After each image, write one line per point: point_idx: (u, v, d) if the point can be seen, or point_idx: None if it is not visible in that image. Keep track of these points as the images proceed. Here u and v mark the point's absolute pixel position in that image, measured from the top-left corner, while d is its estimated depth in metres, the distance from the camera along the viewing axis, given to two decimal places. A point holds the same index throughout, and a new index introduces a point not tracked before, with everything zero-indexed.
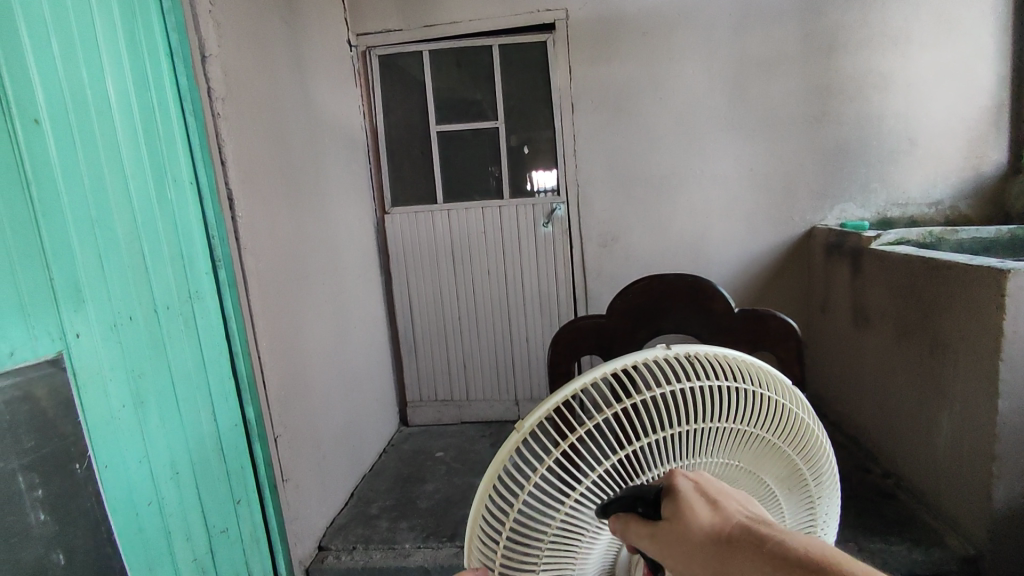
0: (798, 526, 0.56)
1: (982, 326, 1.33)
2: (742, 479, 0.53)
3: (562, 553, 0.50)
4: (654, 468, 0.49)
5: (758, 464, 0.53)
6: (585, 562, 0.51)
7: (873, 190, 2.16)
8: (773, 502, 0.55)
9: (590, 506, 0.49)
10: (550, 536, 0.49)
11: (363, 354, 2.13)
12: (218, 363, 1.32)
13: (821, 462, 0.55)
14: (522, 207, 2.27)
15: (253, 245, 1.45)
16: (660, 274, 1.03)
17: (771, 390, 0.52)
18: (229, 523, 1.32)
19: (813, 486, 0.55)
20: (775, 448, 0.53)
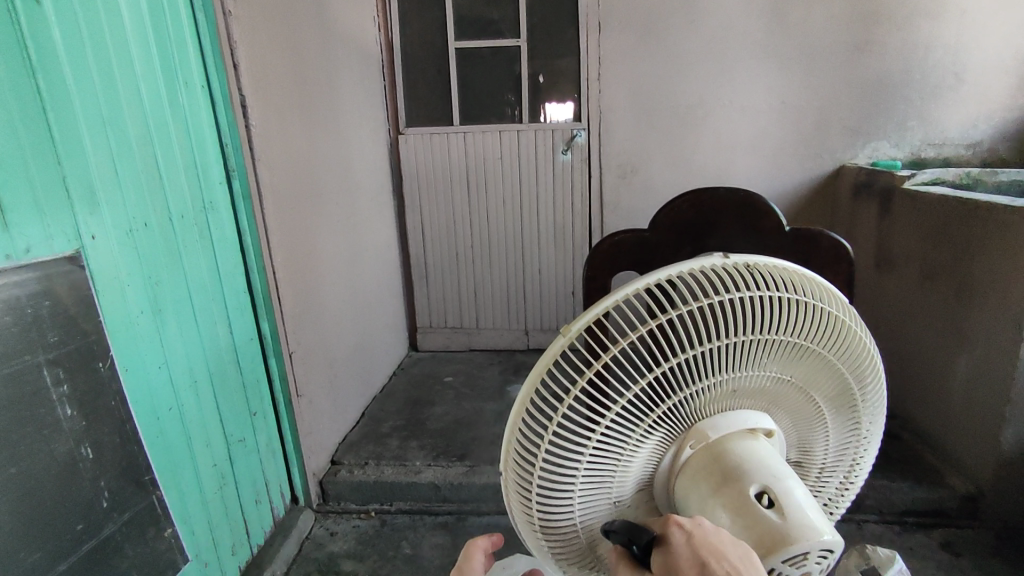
0: (841, 445, 0.55)
1: (1015, 270, 1.29)
2: (789, 396, 0.51)
3: (603, 465, 0.47)
4: (706, 379, 0.47)
5: (807, 381, 0.51)
6: (626, 478, 0.48)
7: (909, 128, 2.07)
8: (819, 419, 0.53)
9: (636, 416, 0.46)
10: (593, 446, 0.46)
11: (375, 278, 2.12)
12: (233, 276, 1.31)
13: (868, 383, 0.53)
14: (541, 133, 2.20)
15: (267, 156, 1.40)
16: (712, 189, 0.89)
17: (827, 304, 0.50)
18: (246, 433, 1.35)
19: (860, 404, 0.53)
20: (826, 364, 0.51)
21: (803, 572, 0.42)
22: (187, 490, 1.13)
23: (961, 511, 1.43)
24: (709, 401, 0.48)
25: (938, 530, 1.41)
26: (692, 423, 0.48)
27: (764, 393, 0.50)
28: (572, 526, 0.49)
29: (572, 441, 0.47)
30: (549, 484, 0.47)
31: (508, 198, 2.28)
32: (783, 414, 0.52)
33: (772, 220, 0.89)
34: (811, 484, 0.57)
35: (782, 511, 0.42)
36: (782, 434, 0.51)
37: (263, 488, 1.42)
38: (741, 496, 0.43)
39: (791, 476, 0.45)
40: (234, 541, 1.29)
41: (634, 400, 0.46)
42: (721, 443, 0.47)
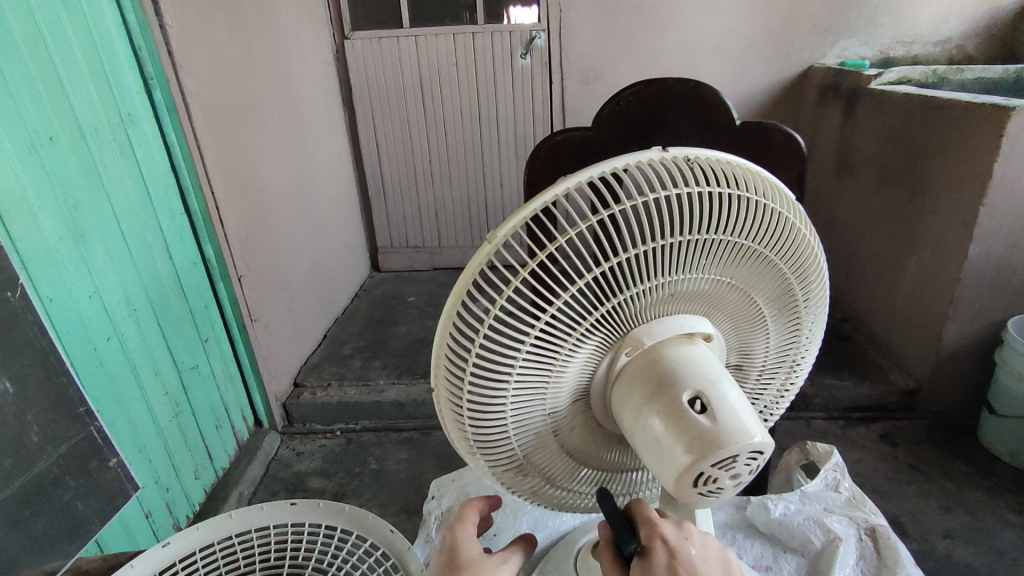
0: (782, 347, 0.54)
1: (970, 171, 1.28)
2: (728, 301, 0.49)
3: (535, 376, 0.45)
4: (643, 284, 0.44)
5: (748, 284, 0.49)
6: (560, 388, 0.46)
7: (880, 24, 1.99)
8: (760, 322, 0.52)
9: (568, 324, 0.44)
10: (522, 357, 0.44)
11: (329, 197, 2.02)
12: (166, 198, 1.22)
13: (814, 283, 0.51)
14: (497, 35, 2.05)
15: (190, 63, 1.27)
16: (659, 79, 0.78)
17: (773, 200, 0.47)
18: (199, 360, 1.31)
19: (803, 304, 0.52)
20: (769, 265, 0.49)
21: (732, 474, 0.41)
22: (138, 420, 1.10)
23: (900, 405, 1.51)
24: (644, 306, 0.46)
25: (879, 423, 1.49)
26: (627, 330, 0.46)
27: (704, 298, 0.48)
28: (507, 441, 0.48)
29: (501, 353, 0.44)
30: (480, 397, 0.45)
31: (466, 108, 2.16)
32: (723, 318, 0.50)
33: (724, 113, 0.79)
34: (752, 386, 0.56)
35: (713, 415, 0.41)
36: (721, 337, 0.50)
37: (224, 413, 1.41)
38: (672, 400, 0.42)
39: (726, 379, 0.43)
40: (196, 465, 1.29)
41: (566, 306, 0.43)
42: (656, 349, 0.45)
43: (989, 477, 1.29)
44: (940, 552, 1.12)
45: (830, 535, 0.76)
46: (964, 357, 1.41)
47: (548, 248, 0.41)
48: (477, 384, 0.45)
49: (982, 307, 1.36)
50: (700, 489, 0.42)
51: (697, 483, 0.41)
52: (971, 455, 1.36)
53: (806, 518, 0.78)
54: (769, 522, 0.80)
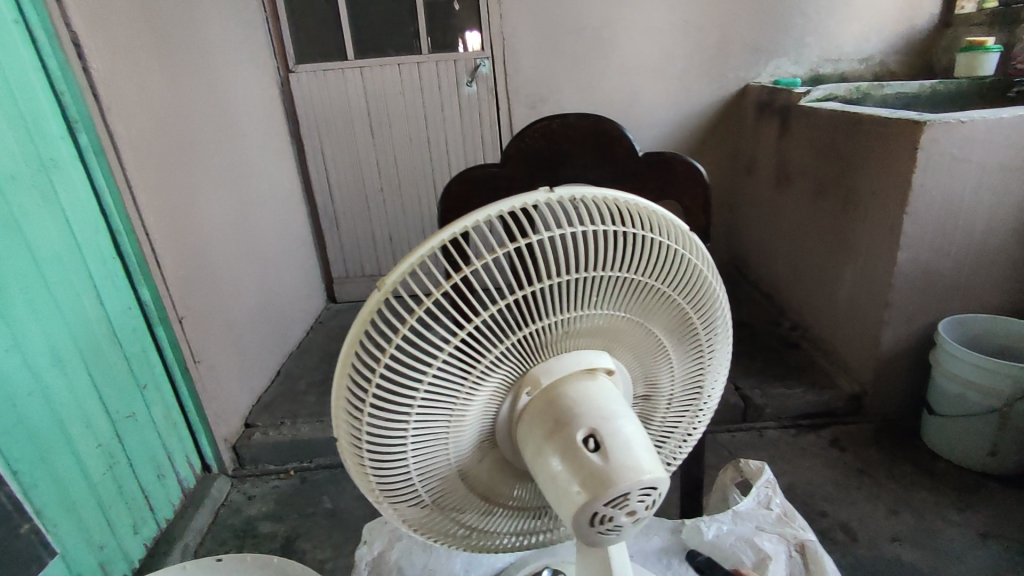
0: (687, 377, 0.55)
1: (891, 181, 1.34)
2: (627, 334, 0.50)
3: (435, 423, 0.45)
4: (536, 325, 0.44)
5: (647, 317, 0.50)
6: (462, 431, 0.46)
7: (808, 44, 2.08)
8: (661, 353, 0.53)
9: (464, 366, 0.43)
10: (418, 404, 0.43)
11: (278, 231, 1.99)
12: (96, 242, 1.19)
13: (714, 315, 0.52)
14: (442, 63, 2.06)
15: (119, 104, 1.24)
16: (561, 117, 0.73)
17: (662, 234, 0.47)
18: (136, 408, 1.27)
19: (703, 335, 0.53)
20: (666, 298, 0.49)
21: (626, 511, 0.41)
22: (65, 476, 1.06)
23: (847, 410, 1.54)
24: (540, 345, 0.46)
25: (829, 429, 1.52)
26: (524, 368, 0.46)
27: (602, 332, 0.49)
28: (416, 491, 0.47)
29: (396, 401, 0.43)
30: (380, 442, 0.44)
31: (414, 136, 2.16)
32: (625, 348, 0.51)
33: (625, 146, 0.74)
34: (662, 419, 0.57)
35: (606, 452, 0.41)
36: (622, 371, 0.51)
37: (166, 461, 1.36)
38: (567, 439, 0.42)
39: (624, 413, 0.44)
40: (135, 517, 1.24)
41: (457, 351, 0.43)
42: (555, 388, 0.45)
43: (933, 478, 1.32)
44: (888, 555, 1.14)
45: (760, 554, 0.77)
46: (902, 359, 1.46)
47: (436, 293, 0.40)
48: (375, 436, 0.44)
49: (914, 311, 1.41)
50: (599, 527, 0.42)
51: (593, 520, 0.41)
52: (915, 456, 1.39)
53: (738, 538, 0.79)
54: (703, 544, 0.80)
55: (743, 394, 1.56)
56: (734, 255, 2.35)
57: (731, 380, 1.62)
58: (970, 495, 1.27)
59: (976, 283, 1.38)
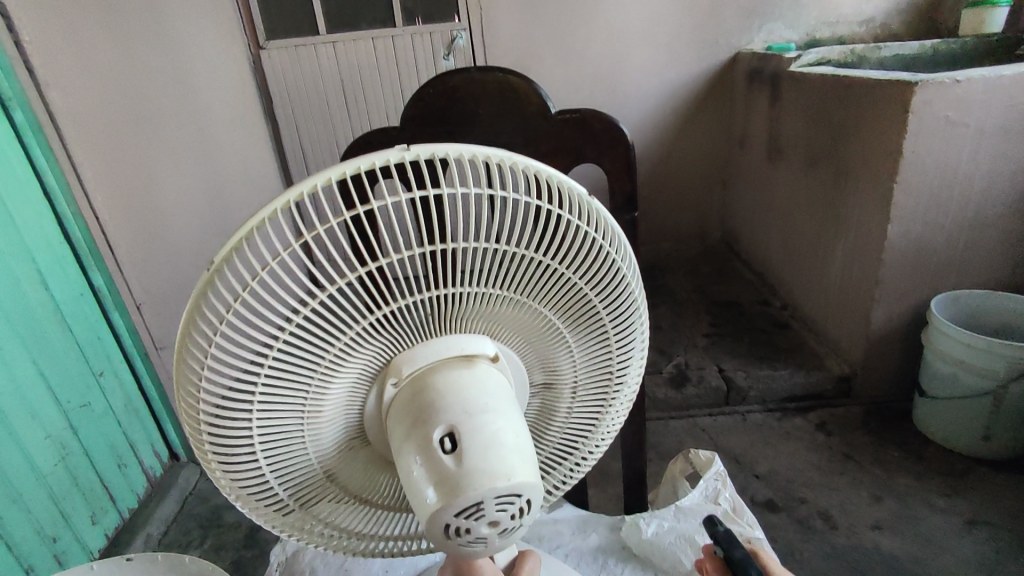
0: (591, 363, 0.50)
1: (882, 149, 1.25)
2: (515, 317, 0.45)
3: (284, 412, 0.41)
4: (398, 304, 0.40)
5: (539, 298, 0.45)
6: (318, 419, 0.42)
7: (804, 7, 1.97)
8: (557, 337, 0.48)
9: (310, 349, 0.39)
10: (258, 390, 0.39)
11: (254, 214, 1.94)
12: (39, 226, 1.14)
13: (619, 297, 0.47)
14: (418, 35, 1.98)
15: (60, 80, 1.19)
16: (459, 70, 0.68)
17: (558, 204, 0.41)
18: (91, 396, 1.23)
19: (606, 318, 0.48)
20: (562, 278, 0.44)
21: (486, 522, 0.38)
22: (9, 467, 1.03)
23: (836, 391, 1.47)
24: (406, 328, 0.41)
25: (816, 412, 1.45)
26: (391, 352, 0.42)
27: (484, 314, 0.44)
28: (272, 487, 0.44)
29: (237, 384, 0.39)
30: (222, 428, 0.40)
31: (392, 113, 2.09)
32: (515, 333, 0.46)
33: (532, 103, 0.68)
34: (568, 408, 0.53)
35: (460, 455, 0.37)
36: (507, 354, 0.46)
37: (127, 450, 1.32)
38: (423, 438, 0.39)
39: (493, 407, 0.40)
40: (93, 508, 1.21)
41: (301, 334, 0.38)
42: (422, 377, 0.41)
43: (921, 462, 1.26)
44: (868, 544, 1.08)
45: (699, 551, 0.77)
46: (894, 338, 1.38)
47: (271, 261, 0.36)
48: (213, 425, 0.40)
49: (906, 287, 1.33)
50: (459, 536, 0.39)
51: (449, 530, 0.38)
52: (904, 440, 1.33)
53: (677, 536, 0.79)
54: (642, 543, 0.80)
55: (726, 376, 1.49)
56: (726, 232, 2.26)
57: (714, 361, 1.55)
58: (960, 480, 1.20)
59: (972, 257, 1.30)
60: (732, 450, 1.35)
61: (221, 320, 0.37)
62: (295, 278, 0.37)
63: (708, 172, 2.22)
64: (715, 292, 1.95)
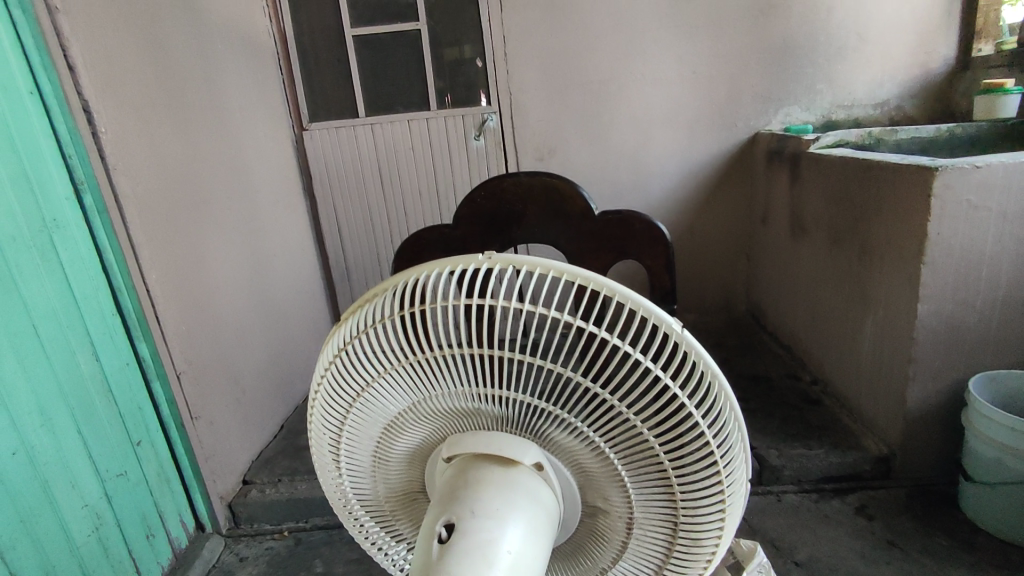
0: (649, 509, 0.55)
1: (907, 230, 1.27)
2: (570, 432, 0.53)
3: (376, 413, 0.58)
4: (472, 376, 0.52)
5: (597, 424, 0.52)
6: (388, 432, 0.59)
7: (818, 91, 2.06)
8: (616, 474, 0.54)
9: (395, 385, 0.56)
10: (358, 396, 0.57)
11: (289, 285, 2.01)
12: (95, 299, 1.21)
13: (683, 453, 0.51)
14: (451, 118, 2.10)
15: (127, 166, 1.29)
16: (509, 178, 0.98)
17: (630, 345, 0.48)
18: (128, 466, 1.26)
19: (669, 470, 0.52)
20: (622, 416, 0.51)
21: None
22: (45, 537, 1.05)
23: (875, 473, 1.42)
24: (474, 396, 0.54)
25: (855, 494, 1.40)
26: (453, 417, 0.56)
27: (545, 420, 0.53)
28: (339, 466, 0.62)
29: (348, 387, 0.58)
30: (330, 408, 0.59)
31: (425, 190, 2.19)
32: (571, 448, 0.54)
33: (572, 202, 0.96)
34: (627, 543, 0.58)
35: (446, 546, 0.49)
36: (560, 470, 0.55)
37: (157, 521, 1.33)
38: (436, 520, 0.52)
39: (495, 517, 0.50)
40: None
41: (392, 373, 0.55)
42: (467, 452, 0.55)
43: (971, 552, 1.20)
44: None
45: None
46: (932, 419, 1.35)
47: (396, 313, 0.52)
48: (325, 402, 0.59)
49: (941, 366, 1.31)
50: None
51: None
52: (950, 527, 1.27)
53: None
54: None
55: (758, 454, 1.46)
56: (751, 304, 2.27)
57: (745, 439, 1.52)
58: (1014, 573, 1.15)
59: (1007, 337, 1.29)
60: (768, 534, 1.31)
61: (354, 337, 0.56)
62: (401, 338, 0.53)
63: (731, 246, 2.26)
64: (744, 366, 1.93)
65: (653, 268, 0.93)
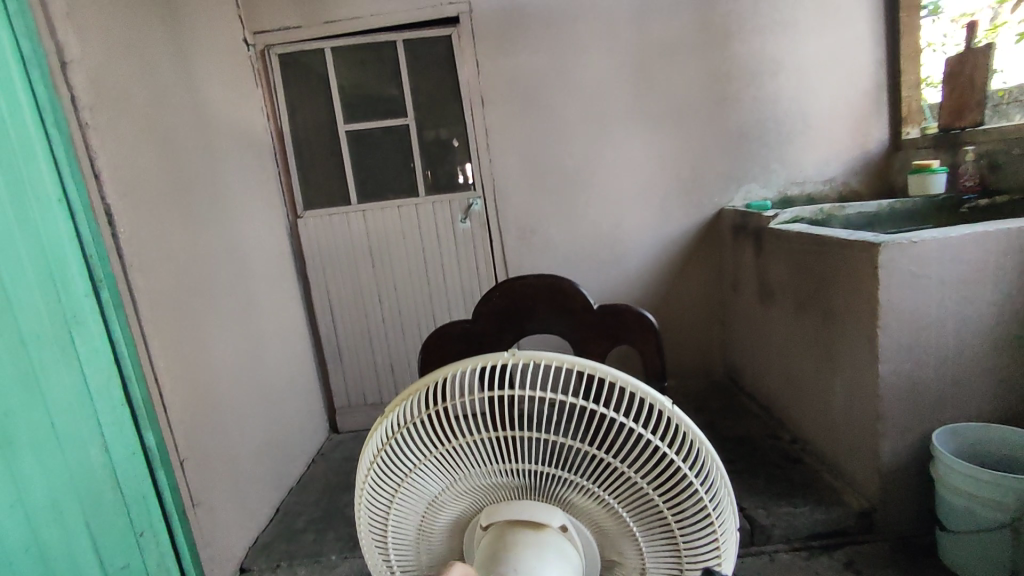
0: (661, 560, 0.62)
1: (861, 297, 1.41)
2: (589, 497, 0.61)
3: (416, 495, 0.65)
4: (502, 454, 0.60)
5: (613, 490, 0.60)
6: (428, 510, 0.66)
7: (773, 171, 2.27)
8: (630, 532, 0.62)
9: (436, 466, 0.63)
10: (403, 479, 0.64)
11: (284, 366, 2.06)
12: (108, 390, 1.25)
13: (686, 510, 0.59)
14: (439, 204, 2.25)
15: (141, 262, 1.37)
16: (522, 278, 1.06)
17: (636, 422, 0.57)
18: (131, 557, 1.26)
19: (675, 525, 0.60)
20: (633, 480, 0.59)
21: None
22: None
23: (859, 527, 1.49)
24: (504, 470, 0.62)
25: (842, 550, 1.46)
26: (486, 490, 0.64)
27: (568, 488, 0.61)
28: (384, 552, 0.67)
29: (392, 473, 0.64)
30: (375, 497, 0.65)
31: (415, 270, 2.30)
32: (590, 511, 0.62)
33: (578, 300, 1.04)
34: None
35: None
36: (583, 531, 0.62)
37: None
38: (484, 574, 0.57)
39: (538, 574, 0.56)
40: None
41: (433, 455, 0.62)
42: (503, 520, 0.61)
43: None
44: None
45: None
46: (904, 472, 1.44)
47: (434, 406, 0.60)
48: (371, 493, 0.65)
49: (907, 422, 1.42)
50: None
51: None
52: None
53: None
54: None
55: (748, 515, 1.52)
56: (729, 366, 2.38)
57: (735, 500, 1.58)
58: None
59: (962, 392, 1.41)
60: None
61: (395, 429, 0.63)
62: (440, 426, 0.61)
63: (705, 312, 2.39)
64: (727, 428, 2.01)
65: (649, 358, 1.00)
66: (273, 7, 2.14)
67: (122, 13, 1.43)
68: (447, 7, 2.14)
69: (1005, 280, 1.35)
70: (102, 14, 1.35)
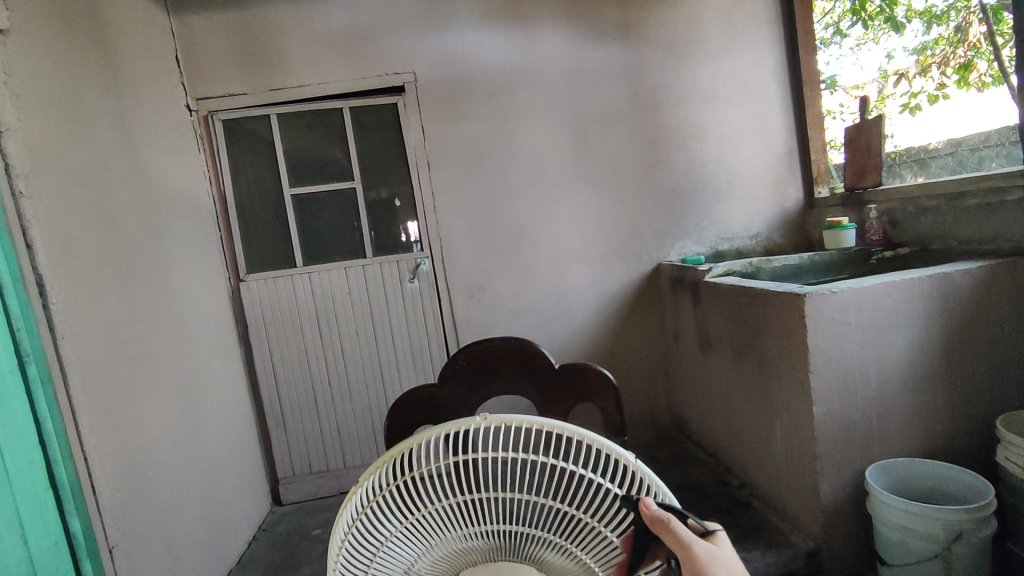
0: None
1: (792, 343, 1.52)
2: (564, 554, 0.63)
3: (390, 569, 0.61)
4: (477, 514, 0.64)
5: (584, 544, 0.63)
6: None
7: (704, 227, 2.43)
8: None
9: (413, 533, 0.63)
10: (377, 554, 0.61)
11: (224, 436, 1.96)
12: (30, 473, 1.14)
13: None
14: (385, 264, 2.26)
15: (75, 333, 1.30)
16: (486, 340, 1.08)
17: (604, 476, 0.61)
18: None
19: None
20: (603, 533, 0.62)
21: None
22: None
23: (807, 568, 1.53)
24: (482, 529, 0.64)
25: None
26: (461, 550, 0.65)
27: (540, 544, 0.64)
28: None
29: (365, 551, 0.60)
30: None
31: (362, 331, 2.27)
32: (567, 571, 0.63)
33: (540, 360, 1.08)
34: None
35: None
36: None
37: None
38: None
39: None
40: None
41: (411, 521, 0.63)
42: None
43: None
44: None
45: None
46: (843, 509, 1.52)
47: (411, 472, 0.60)
48: None
49: (842, 460, 1.50)
50: None
51: None
52: None
53: None
54: None
55: None
56: (675, 415, 2.44)
57: None
58: None
59: (888, 430, 1.51)
60: None
61: (368, 500, 0.61)
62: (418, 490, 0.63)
63: (650, 363, 2.47)
64: (677, 477, 2.05)
65: (607, 414, 1.05)
66: (218, 73, 2.16)
67: (63, 82, 1.42)
68: (393, 76, 2.22)
69: (913, 324, 1.49)
70: (40, 82, 1.33)
